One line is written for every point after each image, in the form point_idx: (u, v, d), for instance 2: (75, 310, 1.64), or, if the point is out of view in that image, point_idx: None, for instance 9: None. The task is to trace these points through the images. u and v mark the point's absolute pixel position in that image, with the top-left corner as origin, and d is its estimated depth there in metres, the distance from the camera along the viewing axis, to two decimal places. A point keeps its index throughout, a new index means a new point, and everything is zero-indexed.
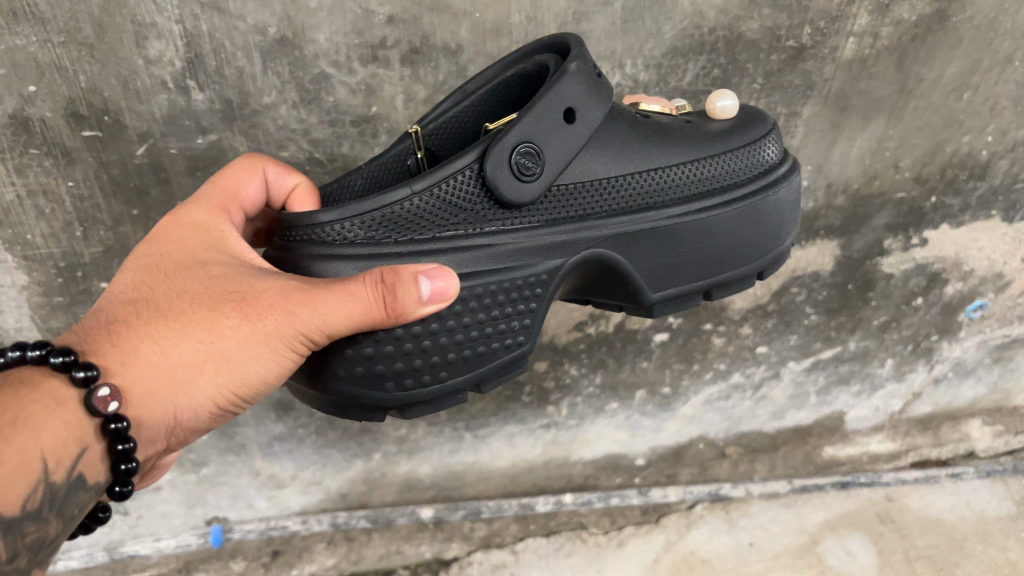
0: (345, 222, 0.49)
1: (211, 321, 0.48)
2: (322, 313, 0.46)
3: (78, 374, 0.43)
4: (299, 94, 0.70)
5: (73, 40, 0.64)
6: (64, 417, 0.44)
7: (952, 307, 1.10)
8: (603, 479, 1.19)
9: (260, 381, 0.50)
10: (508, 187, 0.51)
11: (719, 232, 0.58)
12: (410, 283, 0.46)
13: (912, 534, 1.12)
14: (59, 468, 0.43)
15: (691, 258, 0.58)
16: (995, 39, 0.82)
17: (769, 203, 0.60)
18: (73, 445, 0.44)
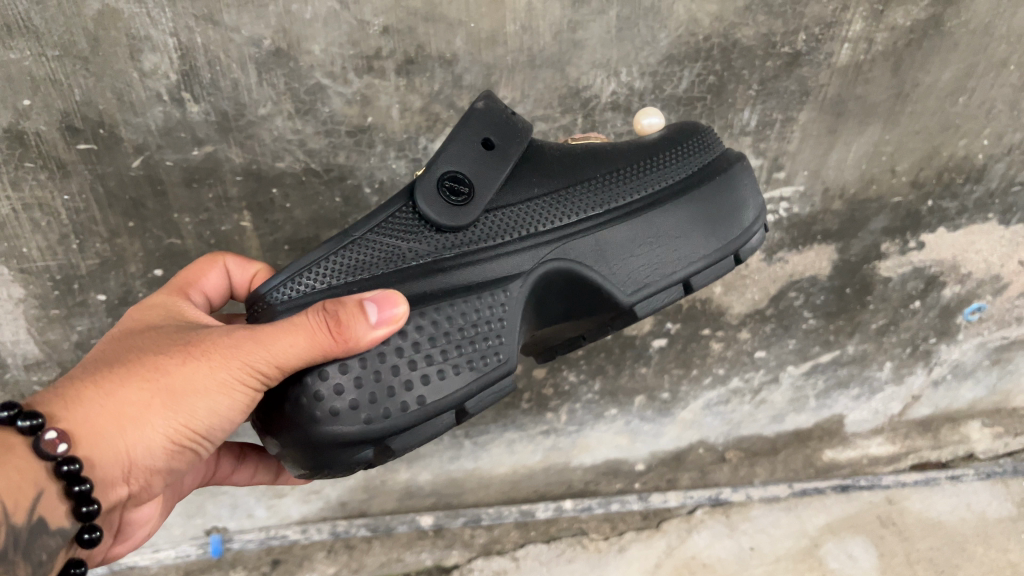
0: (291, 273, 0.53)
1: (161, 364, 0.50)
2: (271, 344, 0.48)
3: (23, 422, 0.44)
4: (294, 106, 0.70)
5: (67, 54, 0.64)
6: (20, 461, 0.44)
7: (950, 310, 1.10)
8: (603, 485, 1.18)
9: (212, 417, 0.51)
10: (441, 217, 0.53)
11: (672, 222, 0.57)
12: (353, 309, 0.48)
13: (913, 537, 1.15)
14: (18, 510, 0.44)
15: (653, 253, 0.57)
16: (990, 44, 0.82)
17: (718, 185, 0.59)
18: (28, 487, 0.45)
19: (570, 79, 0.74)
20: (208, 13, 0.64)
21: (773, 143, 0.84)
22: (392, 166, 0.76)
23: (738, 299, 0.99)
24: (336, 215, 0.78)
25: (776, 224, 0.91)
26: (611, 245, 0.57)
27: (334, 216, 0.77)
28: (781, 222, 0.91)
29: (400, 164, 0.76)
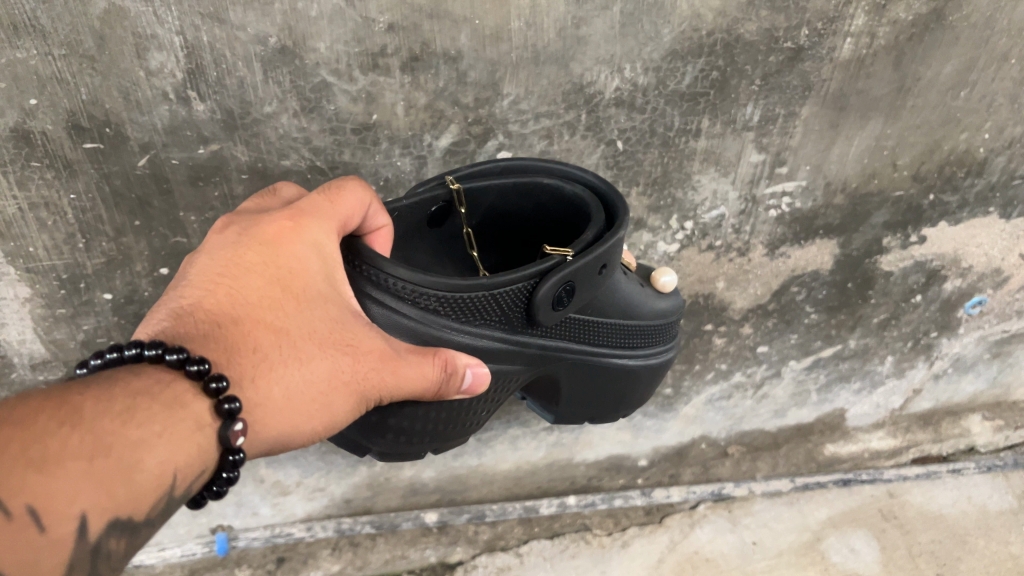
0: (410, 285, 0.53)
1: (319, 367, 0.51)
2: (405, 382, 0.53)
3: (226, 407, 0.44)
4: (300, 103, 0.70)
5: (73, 53, 0.64)
6: (193, 428, 0.43)
7: (951, 304, 1.10)
8: (606, 480, 1.19)
9: (327, 434, 0.53)
10: (544, 308, 0.57)
11: (627, 381, 0.74)
12: (460, 374, 0.55)
13: (915, 530, 1.15)
14: (184, 480, 0.43)
15: (591, 394, 0.74)
16: (991, 37, 0.83)
17: (660, 369, 0.78)
18: (200, 467, 0.44)
19: (573, 74, 0.75)
20: (214, 10, 0.64)
21: (775, 138, 0.84)
22: (397, 163, 0.76)
23: (740, 294, 0.99)
24: None
25: (778, 219, 0.92)
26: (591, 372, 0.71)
27: None
28: (783, 217, 0.92)
29: (404, 161, 0.76)
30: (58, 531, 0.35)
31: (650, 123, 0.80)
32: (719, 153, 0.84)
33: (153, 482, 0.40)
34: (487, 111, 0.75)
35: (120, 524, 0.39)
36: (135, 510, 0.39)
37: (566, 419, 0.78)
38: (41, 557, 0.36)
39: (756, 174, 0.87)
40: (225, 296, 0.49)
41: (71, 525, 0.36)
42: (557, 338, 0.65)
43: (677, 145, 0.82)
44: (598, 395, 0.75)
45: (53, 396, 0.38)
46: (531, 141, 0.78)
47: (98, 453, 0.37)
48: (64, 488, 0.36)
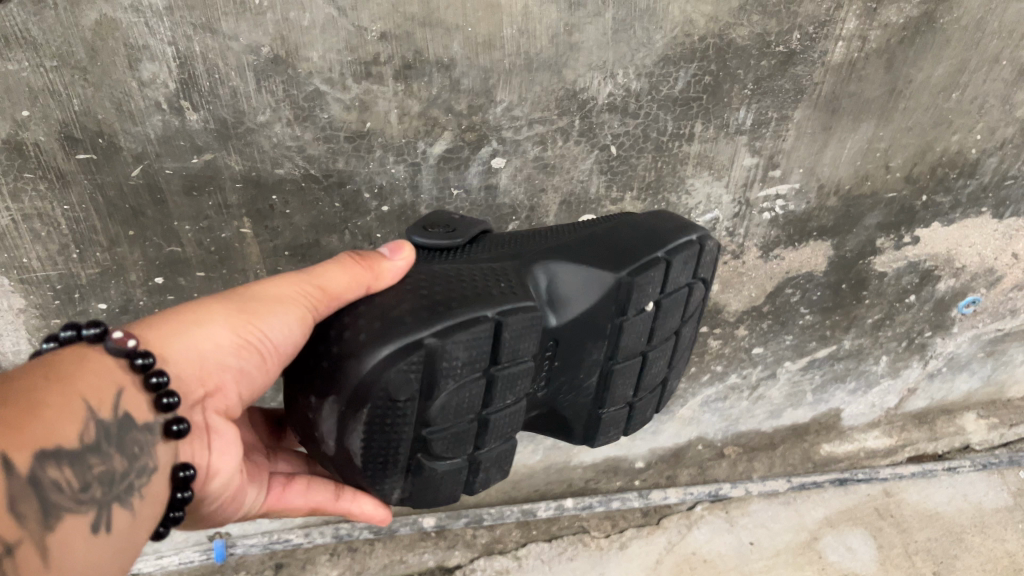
0: None
1: (228, 304, 0.57)
2: (328, 272, 0.57)
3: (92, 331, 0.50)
4: (293, 112, 0.70)
5: (65, 64, 0.64)
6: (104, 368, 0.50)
7: (945, 303, 1.11)
8: (603, 483, 1.19)
9: (266, 325, 0.56)
10: (429, 239, 0.65)
11: (634, 221, 0.67)
12: (373, 251, 0.58)
13: (912, 528, 1.16)
14: (103, 408, 0.48)
15: (628, 238, 0.65)
16: (982, 39, 0.83)
17: (669, 213, 0.70)
18: (109, 387, 0.49)
19: (566, 81, 0.75)
20: (206, 21, 0.64)
21: (768, 142, 0.85)
22: (391, 170, 0.77)
23: (735, 296, 0.99)
24: (336, 220, 0.79)
25: (772, 221, 0.92)
26: (589, 234, 0.65)
27: (334, 221, 0.79)
28: (777, 219, 0.92)
29: (398, 169, 0.76)
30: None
31: (644, 127, 0.80)
32: (712, 157, 0.84)
33: (82, 410, 0.47)
34: (481, 118, 0.75)
35: (50, 454, 0.44)
36: (51, 434, 0.44)
37: (678, 252, 0.65)
38: None
39: (750, 177, 0.87)
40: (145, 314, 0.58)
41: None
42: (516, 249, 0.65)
43: (670, 150, 0.82)
44: (635, 231, 0.65)
45: None
46: (524, 147, 0.78)
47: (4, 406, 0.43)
48: (14, 425, 0.42)
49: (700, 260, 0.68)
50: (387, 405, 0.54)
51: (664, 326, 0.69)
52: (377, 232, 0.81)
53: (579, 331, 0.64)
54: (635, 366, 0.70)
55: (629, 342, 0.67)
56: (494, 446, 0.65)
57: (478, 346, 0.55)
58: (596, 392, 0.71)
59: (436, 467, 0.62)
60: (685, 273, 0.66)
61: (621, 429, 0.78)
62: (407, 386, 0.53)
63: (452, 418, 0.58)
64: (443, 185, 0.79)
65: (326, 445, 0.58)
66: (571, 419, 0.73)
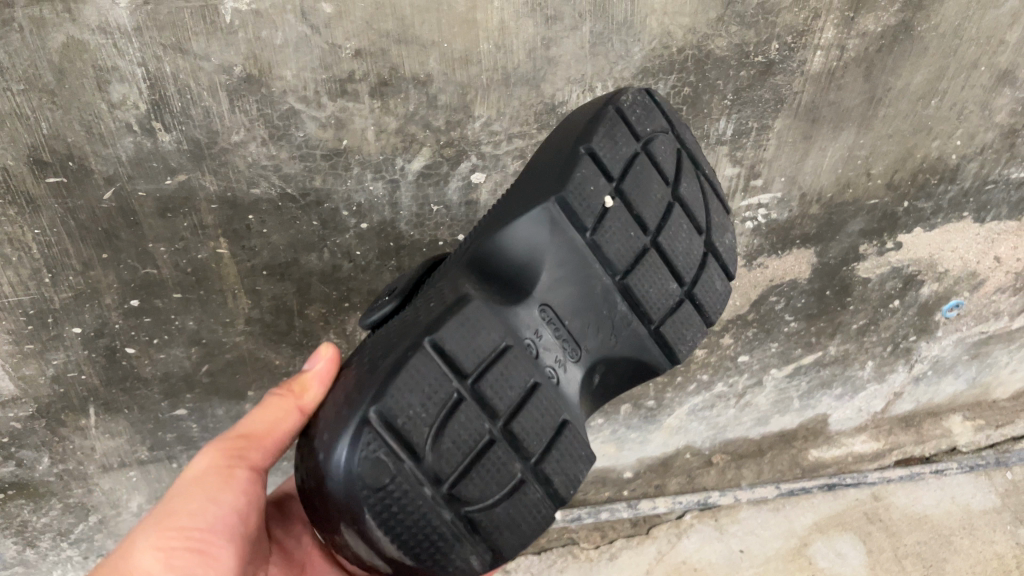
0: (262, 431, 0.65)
1: (152, 523, 0.58)
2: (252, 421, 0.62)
3: None
4: (268, 131, 0.69)
5: (33, 88, 0.62)
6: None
7: (929, 308, 1.11)
8: (592, 493, 1.18)
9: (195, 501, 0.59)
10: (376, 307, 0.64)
11: (551, 138, 0.64)
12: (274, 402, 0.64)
13: (901, 531, 1.16)
14: None
15: (548, 163, 0.62)
16: (961, 46, 0.83)
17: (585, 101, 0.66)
18: None
19: (544, 95, 0.74)
20: (177, 41, 0.63)
21: (749, 152, 0.84)
22: (369, 188, 0.76)
23: None
24: (314, 238, 0.78)
25: (755, 230, 0.92)
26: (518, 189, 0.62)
27: (312, 239, 0.78)
28: (760, 228, 0.92)
29: (377, 186, 0.76)
30: None
31: None
32: None
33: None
34: (459, 133, 0.74)
35: None
36: None
37: (600, 128, 0.60)
38: None
39: (732, 187, 0.87)
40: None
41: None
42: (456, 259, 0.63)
43: None
44: (550, 149, 0.62)
45: None
46: (504, 162, 0.78)
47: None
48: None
49: (630, 123, 0.62)
50: (381, 495, 0.52)
51: (645, 208, 0.63)
52: (357, 249, 0.80)
53: (560, 286, 0.61)
54: (653, 260, 0.64)
55: (620, 249, 0.62)
56: (547, 454, 0.59)
57: (422, 379, 0.53)
58: (635, 312, 0.64)
59: (498, 511, 0.57)
60: (622, 147, 0.61)
61: (704, 316, 0.68)
62: (383, 468, 0.52)
63: (459, 454, 0.55)
64: (422, 201, 0.78)
65: (377, 565, 0.56)
66: (643, 354, 0.66)
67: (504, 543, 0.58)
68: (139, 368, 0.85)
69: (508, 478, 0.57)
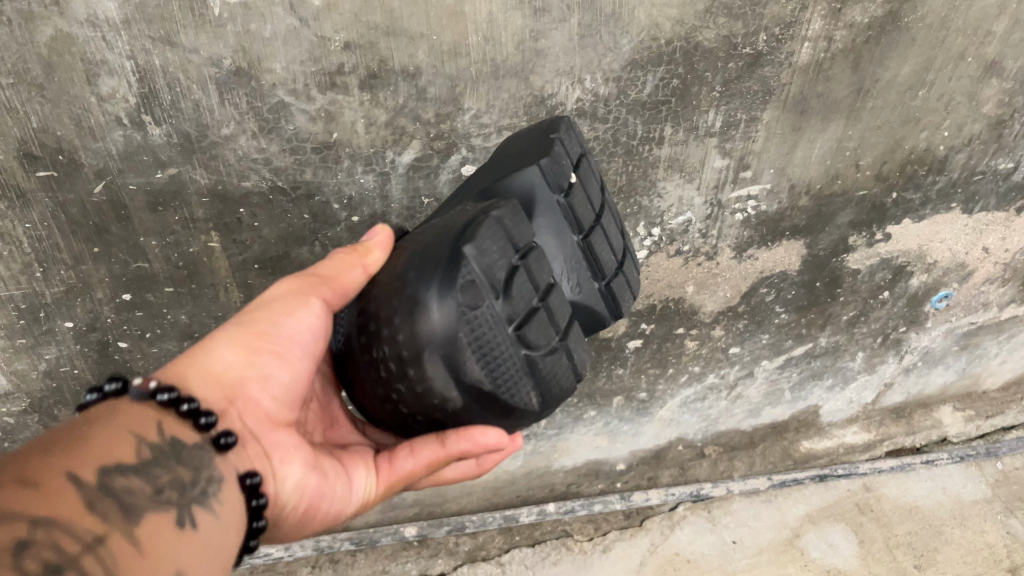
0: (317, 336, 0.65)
1: (231, 329, 0.59)
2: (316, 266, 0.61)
3: (108, 388, 0.51)
4: (258, 124, 0.69)
5: (22, 81, 0.62)
6: (122, 407, 0.51)
7: (918, 299, 1.11)
8: (585, 486, 1.19)
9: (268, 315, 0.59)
10: None
11: (511, 142, 0.68)
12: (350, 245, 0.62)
13: (892, 522, 1.17)
14: (150, 434, 0.50)
15: (526, 143, 0.65)
16: (947, 37, 0.83)
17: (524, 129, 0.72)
18: (150, 422, 0.50)
19: (534, 87, 0.74)
20: (165, 34, 0.63)
21: (738, 143, 0.85)
22: (360, 180, 0.76)
23: (710, 297, 0.99)
24: (306, 232, 0.78)
25: (744, 222, 0.92)
26: (497, 161, 0.66)
27: (304, 232, 0.78)
28: (750, 220, 0.92)
29: (367, 179, 0.76)
30: (58, 486, 0.42)
31: (613, 132, 0.80)
32: (683, 160, 0.84)
33: (122, 445, 0.47)
34: (449, 126, 0.75)
35: (112, 469, 0.45)
36: (111, 458, 0.46)
37: (558, 127, 0.65)
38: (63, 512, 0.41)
39: (721, 179, 0.87)
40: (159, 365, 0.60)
41: (65, 481, 0.42)
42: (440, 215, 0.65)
43: (641, 153, 0.82)
44: (513, 149, 0.66)
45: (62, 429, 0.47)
46: None
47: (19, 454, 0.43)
48: (42, 465, 0.42)
49: (577, 133, 0.68)
50: (474, 322, 0.53)
51: (596, 193, 0.67)
52: (348, 242, 0.80)
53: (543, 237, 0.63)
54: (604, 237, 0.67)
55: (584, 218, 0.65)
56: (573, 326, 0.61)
57: (503, 226, 0.55)
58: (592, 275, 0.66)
59: (550, 361, 0.58)
60: (576, 141, 0.67)
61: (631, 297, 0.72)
62: (478, 295, 0.53)
63: (528, 301, 0.56)
64: (413, 194, 0.78)
65: (450, 399, 0.56)
66: (599, 313, 0.68)
67: (550, 392, 0.59)
68: (131, 363, 0.85)
69: (559, 332, 0.59)
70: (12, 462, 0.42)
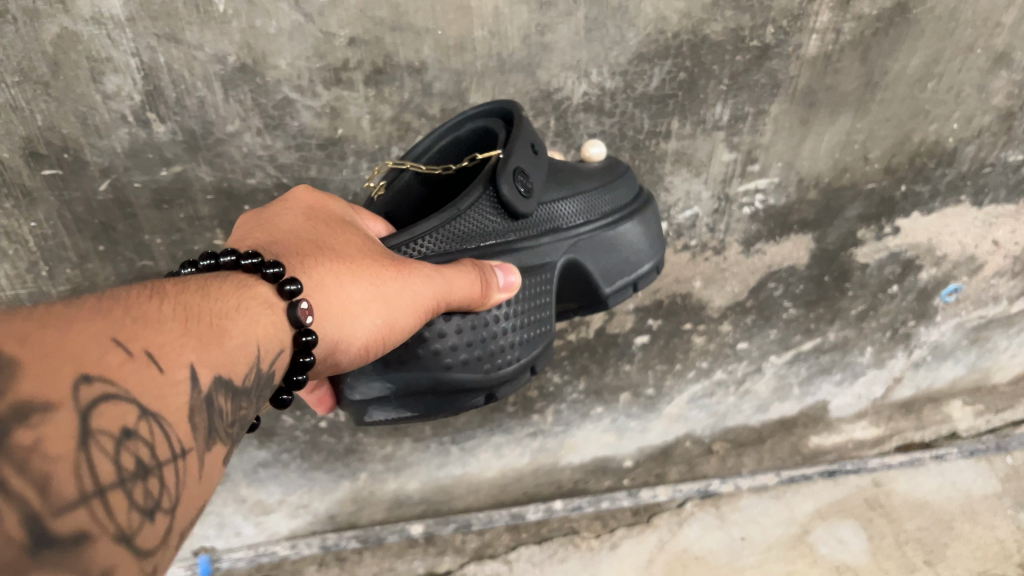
0: (414, 242, 0.59)
1: (380, 301, 0.51)
2: (454, 283, 0.55)
3: (289, 287, 0.43)
4: (263, 121, 0.69)
5: (27, 79, 0.63)
6: (250, 294, 0.41)
7: (928, 292, 1.10)
8: (592, 483, 1.17)
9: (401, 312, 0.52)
10: (517, 204, 0.61)
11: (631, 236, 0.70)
12: (494, 268, 0.59)
13: (902, 518, 1.13)
14: (264, 359, 0.40)
15: (634, 262, 0.70)
16: (956, 28, 0.82)
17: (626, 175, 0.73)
18: (277, 341, 0.42)
19: (540, 82, 0.74)
20: (170, 31, 0.64)
21: (746, 137, 0.84)
22: (365, 177, 0.75)
23: (717, 292, 0.99)
24: None
25: (752, 216, 0.92)
26: (608, 242, 0.68)
27: None
28: (757, 214, 0.92)
29: (373, 175, 0.75)
30: (176, 379, 0.32)
31: (620, 126, 0.79)
32: (690, 154, 0.84)
33: (239, 359, 0.38)
34: None
35: (223, 385, 0.35)
36: (228, 371, 0.36)
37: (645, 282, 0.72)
38: (166, 405, 0.31)
39: (729, 173, 0.87)
40: (268, 231, 0.51)
41: (184, 375, 0.33)
42: (550, 227, 0.66)
43: (647, 148, 0.82)
44: (626, 255, 0.70)
45: (173, 288, 0.36)
46: None
47: (141, 302, 0.33)
48: (170, 339, 0.33)
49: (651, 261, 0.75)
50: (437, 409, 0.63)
51: None
52: None
53: None
54: None
55: None
56: None
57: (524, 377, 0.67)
58: None
59: None
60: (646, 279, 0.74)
61: None
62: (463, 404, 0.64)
63: None
64: None
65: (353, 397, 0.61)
66: None
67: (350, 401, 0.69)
68: None
69: None
70: (125, 313, 0.32)
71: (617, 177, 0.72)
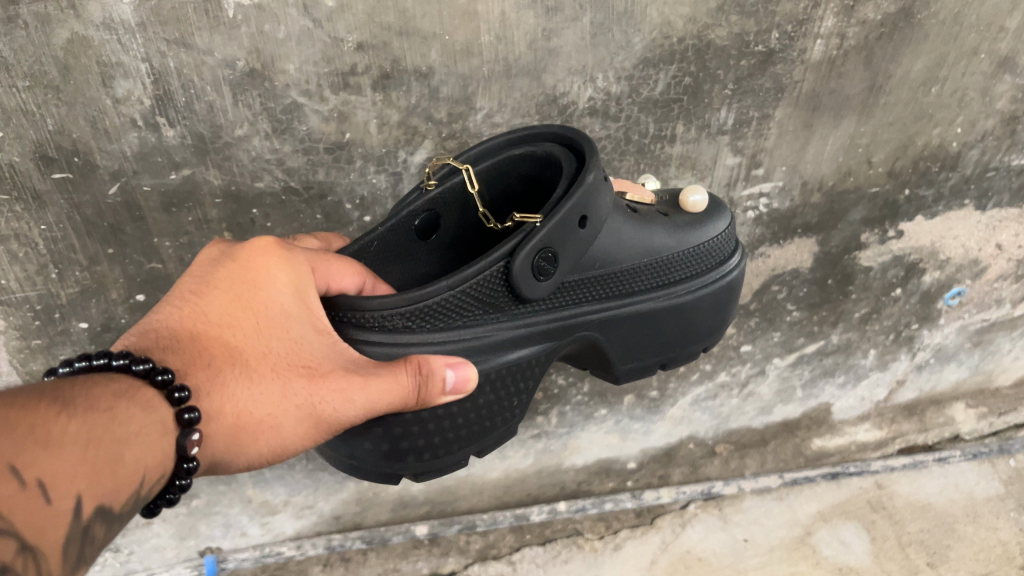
0: (387, 309, 0.54)
1: (265, 424, 0.52)
2: (375, 393, 0.52)
3: (184, 417, 0.46)
4: (271, 125, 0.70)
5: (38, 84, 0.63)
6: (151, 407, 0.45)
7: (931, 296, 1.10)
8: (596, 484, 1.17)
9: (291, 433, 0.53)
10: (524, 284, 0.56)
11: (681, 317, 0.68)
12: (440, 376, 0.53)
13: (904, 519, 1.14)
14: (150, 478, 0.44)
15: (670, 338, 0.69)
16: (960, 32, 0.83)
17: (715, 239, 0.69)
18: (162, 462, 0.45)
19: (546, 86, 0.74)
20: (180, 36, 0.63)
21: (750, 141, 0.85)
22: (372, 180, 0.76)
23: None
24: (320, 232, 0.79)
25: (756, 219, 0.92)
26: (644, 320, 0.66)
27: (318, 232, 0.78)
28: (761, 217, 0.92)
29: (380, 179, 0.76)
30: (64, 508, 0.37)
31: (625, 130, 0.80)
32: (695, 157, 0.84)
33: (127, 483, 0.42)
34: (460, 125, 0.75)
35: (106, 508, 0.40)
36: (117, 494, 0.41)
37: (673, 361, 0.72)
38: (49, 531, 0.37)
39: (733, 177, 0.87)
40: (193, 310, 0.53)
41: (69, 505, 0.38)
42: (570, 307, 0.63)
43: (653, 151, 0.82)
44: (656, 340, 0.68)
45: (88, 411, 0.41)
46: None
47: (45, 422, 0.38)
48: (67, 471, 0.38)
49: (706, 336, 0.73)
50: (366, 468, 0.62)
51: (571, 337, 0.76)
52: None
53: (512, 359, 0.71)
54: None
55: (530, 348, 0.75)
56: None
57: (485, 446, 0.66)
58: None
59: None
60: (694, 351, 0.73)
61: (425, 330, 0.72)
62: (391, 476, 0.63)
63: None
64: None
65: None
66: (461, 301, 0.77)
67: None
68: None
69: None
70: (42, 438, 0.37)
71: (702, 244, 0.68)
